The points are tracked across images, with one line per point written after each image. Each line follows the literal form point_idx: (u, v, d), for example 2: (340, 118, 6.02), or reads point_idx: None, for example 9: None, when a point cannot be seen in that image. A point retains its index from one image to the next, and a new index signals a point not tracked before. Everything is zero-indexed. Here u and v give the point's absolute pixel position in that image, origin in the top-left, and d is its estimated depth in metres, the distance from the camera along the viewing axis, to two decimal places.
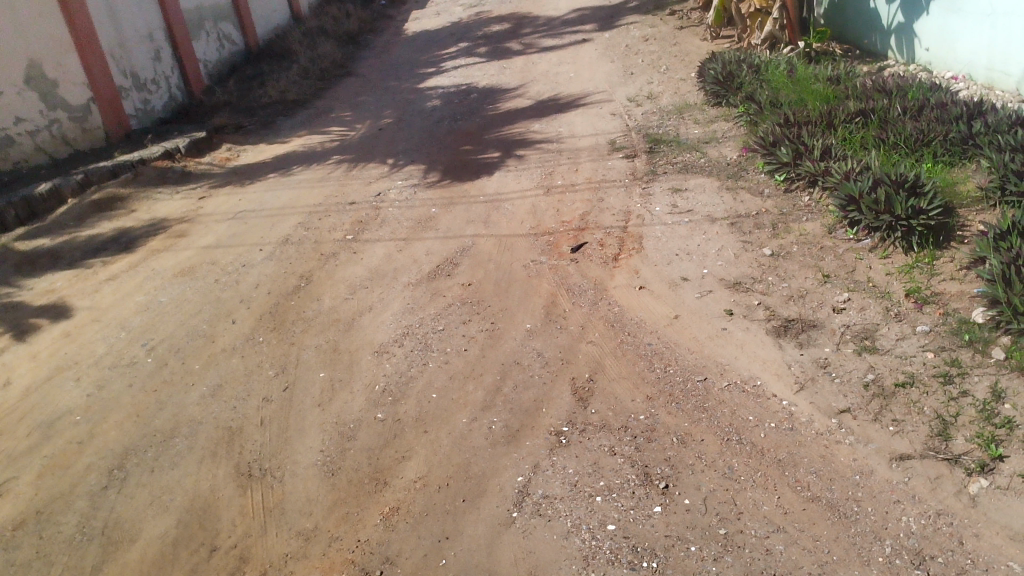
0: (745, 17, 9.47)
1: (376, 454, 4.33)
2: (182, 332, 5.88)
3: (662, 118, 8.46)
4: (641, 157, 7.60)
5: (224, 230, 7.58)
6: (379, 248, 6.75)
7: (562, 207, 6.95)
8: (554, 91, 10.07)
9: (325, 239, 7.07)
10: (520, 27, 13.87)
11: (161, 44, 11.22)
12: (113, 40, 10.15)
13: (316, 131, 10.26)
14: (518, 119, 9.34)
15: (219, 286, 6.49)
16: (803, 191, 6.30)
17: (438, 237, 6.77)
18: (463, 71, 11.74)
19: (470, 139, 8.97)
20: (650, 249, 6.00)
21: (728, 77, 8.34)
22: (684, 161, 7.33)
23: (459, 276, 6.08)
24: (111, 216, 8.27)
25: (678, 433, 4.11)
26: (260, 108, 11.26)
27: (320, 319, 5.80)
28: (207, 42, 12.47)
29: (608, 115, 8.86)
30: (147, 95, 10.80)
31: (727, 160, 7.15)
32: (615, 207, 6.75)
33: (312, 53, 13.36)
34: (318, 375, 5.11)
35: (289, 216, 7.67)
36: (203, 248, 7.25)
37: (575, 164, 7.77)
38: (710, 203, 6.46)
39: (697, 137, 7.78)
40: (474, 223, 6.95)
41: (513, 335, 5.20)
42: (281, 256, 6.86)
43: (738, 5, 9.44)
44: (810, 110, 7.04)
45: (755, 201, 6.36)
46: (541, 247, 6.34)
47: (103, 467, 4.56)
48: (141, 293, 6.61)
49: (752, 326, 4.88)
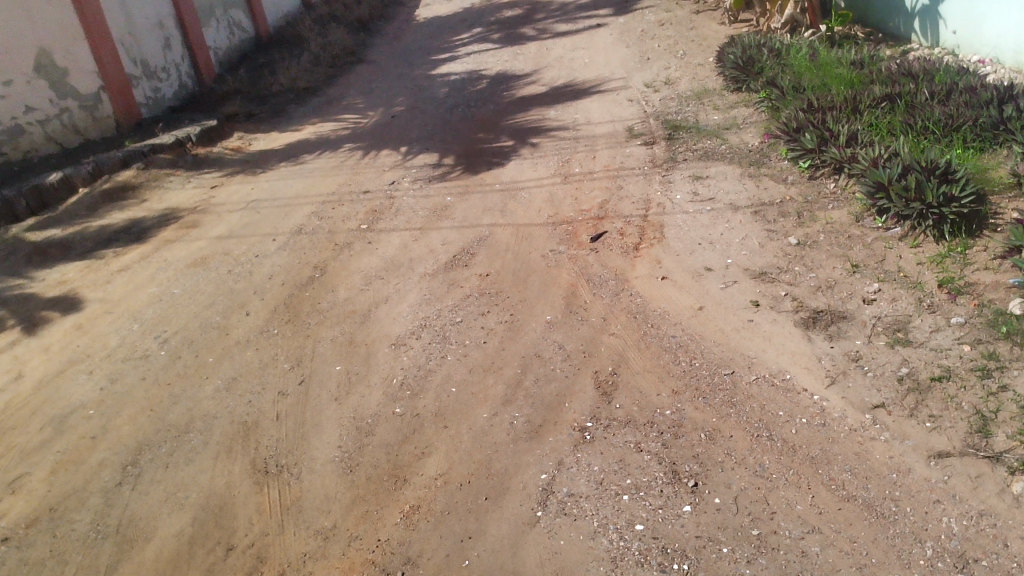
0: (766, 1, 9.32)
1: (395, 450, 4.22)
2: (195, 323, 5.80)
3: (681, 103, 8.30)
4: (660, 144, 7.45)
5: (236, 220, 7.47)
6: (394, 237, 6.64)
7: (580, 196, 6.82)
8: (569, 77, 9.91)
9: (339, 229, 6.96)
10: (533, 12, 13.69)
11: (171, 31, 11.10)
12: (122, 27, 10.05)
13: (327, 119, 10.13)
14: (533, 105, 9.19)
15: (231, 277, 6.40)
16: (828, 178, 6.14)
17: (454, 227, 6.65)
18: (476, 56, 11.58)
19: (485, 126, 8.83)
20: (672, 238, 5.87)
21: (748, 61, 8.18)
22: (704, 148, 7.17)
23: (476, 266, 5.96)
24: (122, 206, 8.19)
25: (706, 429, 3.99)
26: (271, 95, 11.13)
27: (335, 310, 5.69)
28: (217, 29, 12.34)
29: (625, 102, 8.70)
30: (158, 83, 10.70)
31: (748, 146, 6.99)
32: (634, 195, 6.61)
33: (323, 40, 13.22)
34: (334, 368, 5.02)
35: (302, 205, 7.56)
36: (216, 239, 7.16)
37: (592, 152, 7.62)
38: (732, 191, 6.31)
39: (717, 123, 7.62)
40: (490, 212, 6.83)
41: (533, 327, 5.08)
42: (294, 246, 6.76)
43: None
44: (834, 94, 6.86)
45: (779, 188, 6.21)
46: (559, 236, 6.22)
47: (117, 463, 4.48)
48: (153, 284, 6.53)
49: (780, 317, 4.74)
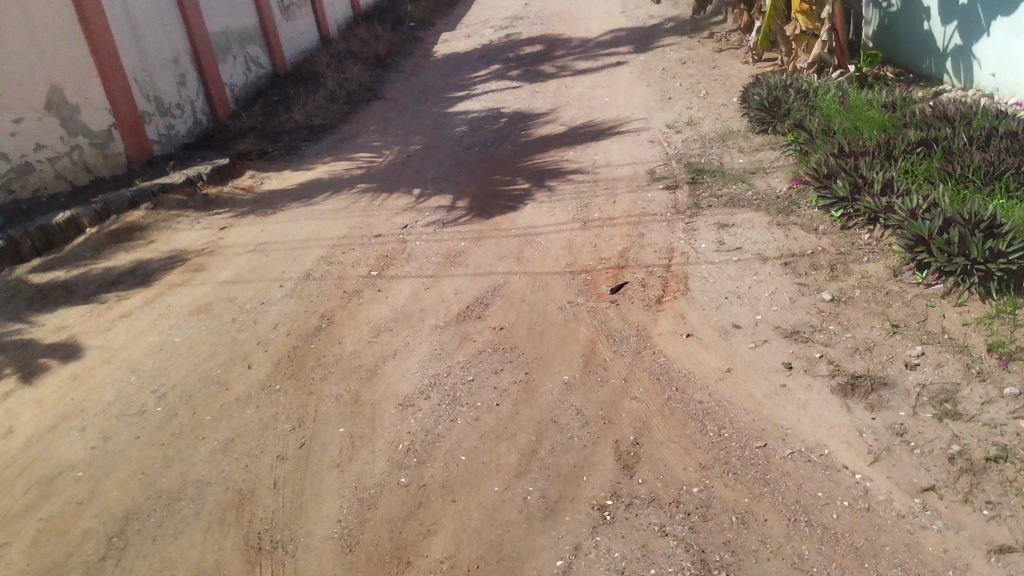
0: (791, 40, 9.11)
1: (399, 527, 3.90)
2: (194, 377, 5.53)
3: (704, 145, 8.03)
4: (683, 189, 7.15)
5: (243, 264, 7.25)
6: (405, 285, 6.37)
7: (600, 242, 6.53)
8: (588, 117, 9.67)
9: (348, 275, 6.70)
10: (552, 48, 13.51)
11: (186, 68, 11.00)
12: (137, 64, 9.94)
13: (342, 158, 9.93)
14: (551, 146, 8.95)
15: (235, 325, 6.14)
16: (862, 228, 5.81)
17: (468, 275, 6.38)
18: (494, 94, 11.39)
19: (501, 167, 8.59)
20: (696, 290, 5.56)
21: (774, 102, 7.91)
22: (729, 193, 6.87)
23: (490, 318, 5.67)
24: (129, 247, 7.99)
25: (737, 511, 3.65)
26: (286, 132, 10.97)
27: (341, 365, 5.40)
28: (233, 65, 12.25)
29: (646, 143, 8.44)
30: (171, 120, 10.57)
31: (776, 192, 6.69)
32: (656, 243, 6.32)
33: (339, 76, 13.10)
34: (337, 431, 4.72)
35: (312, 249, 7.33)
36: (222, 283, 6.92)
37: (612, 196, 7.35)
38: (760, 240, 6.00)
39: (742, 167, 7.33)
40: (506, 259, 6.56)
41: (549, 388, 4.76)
42: (302, 293, 6.51)
43: (784, 27, 9.10)
44: (866, 138, 6.56)
45: (810, 238, 5.90)
46: (578, 287, 5.92)
47: (102, 534, 4.20)
48: (155, 332, 6.28)
49: (815, 382, 4.41)
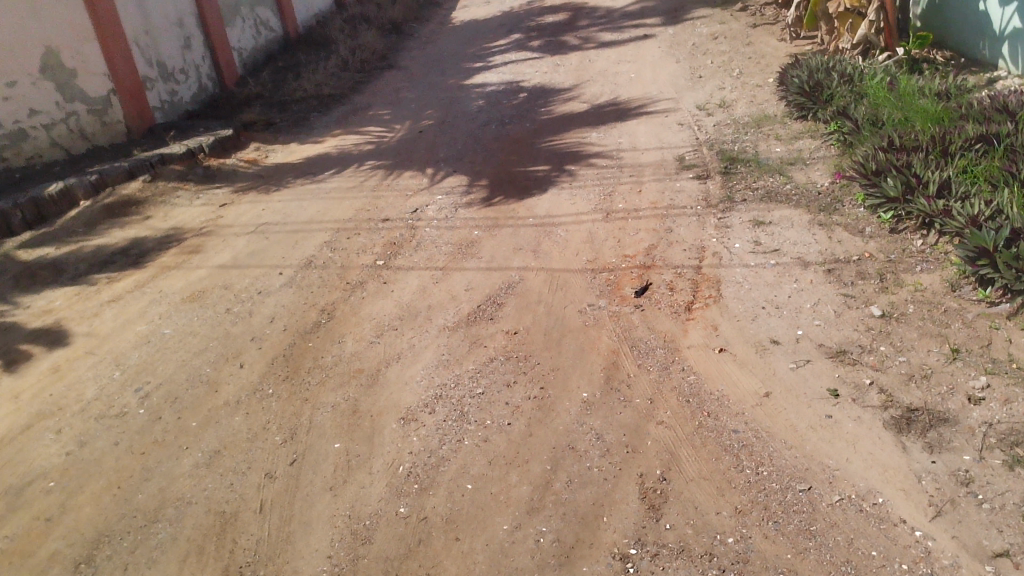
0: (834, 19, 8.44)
1: (396, 568, 3.49)
2: (181, 375, 5.11)
3: (737, 131, 7.48)
4: (714, 179, 6.63)
5: (242, 247, 6.81)
6: (413, 278, 5.92)
7: (623, 237, 6.05)
8: (613, 94, 9.11)
9: (352, 263, 6.25)
10: (576, 18, 12.89)
11: (192, 31, 10.47)
12: (138, 25, 9.42)
13: (351, 130, 9.42)
14: (573, 125, 8.42)
15: (230, 317, 5.72)
16: (913, 233, 5.30)
17: (480, 268, 5.92)
18: (513, 66, 10.82)
19: (519, 147, 8.08)
20: (730, 297, 5.07)
21: (816, 87, 7.34)
22: (766, 186, 6.34)
23: (503, 320, 5.22)
24: (124, 223, 7.56)
25: (779, 570, 3.21)
26: (294, 102, 10.46)
27: (339, 369, 4.97)
28: (242, 28, 11.71)
29: (675, 126, 7.90)
30: (175, 85, 10.07)
31: (817, 187, 6.17)
32: (685, 240, 5.82)
33: (353, 42, 12.55)
34: (332, 446, 4.30)
35: (315, 233, 6.87)
36: (218, 269, 6.49)
37: (638, 184, 6.84)
38: (800, 242, 5.51)
39: (779, 157, 6.80)
40: (521, 252, 6.08)
41: (566, 407, 4.31)
42: (302, 282, 6.07)
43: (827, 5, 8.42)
44: (919, 131, 6.00)
45: (855, 242, 5.39)
46: (599, 287, 5.46)
47: (69, 559, 3.82)
48: (143, 322, 5.86)
49: (865, 415, 3.94)
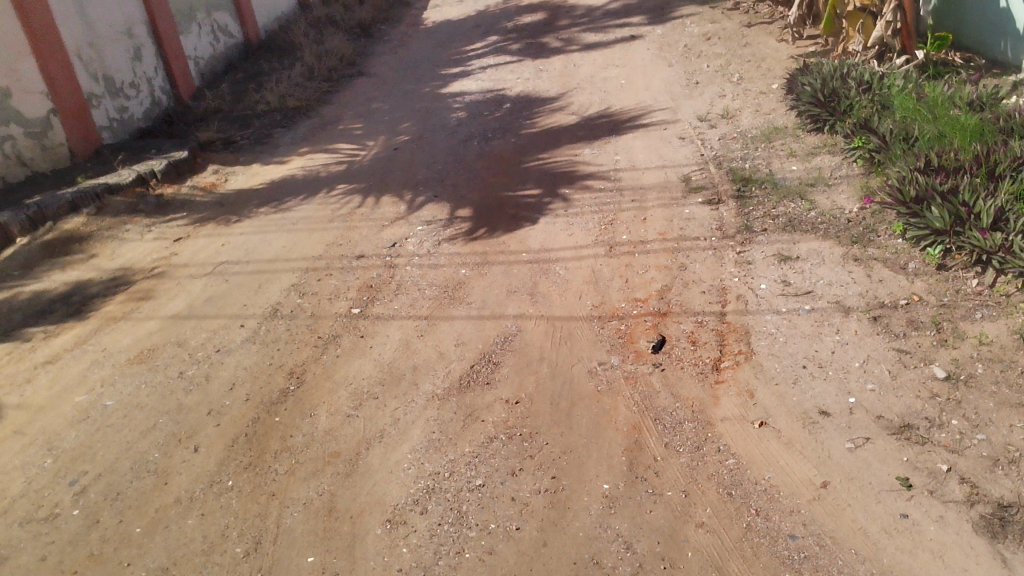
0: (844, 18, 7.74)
1: None
2: (124, 464, 4.34)
3: (746, 146, 6.82)
4: (727, 204, 5.96)
5: (200, 293, 6.04)
6: (394, 330, 5.19)
7: (631, 276, 5.36)
8: (604, 104, 8.40)
9: (325, 312, 5.51)
10: (556, 17, 12.16)
11: (142, 40, 9.61)
12: (80, 37, 8.55)
13: (319, 148, 8.63)
14: (562, 140, 7.71)
15: (184, 384, 4.95)
16: (965, 271, 4.65)
17: (470, 316, 5.20)
18: (493, 72, 10.08)
19: (505, 167, 7.36)
20: (763, 353, 4.39)
21: (831, 95, 6.67)
22: (786, 212, 5.67)
23: (501, 385, 4.50)
24: (66, 264, 6.73)
25: None
26: (257, 117, 9.65)
27: (311, 452, 4.23)
28: (197, 36, 10.85)
29: (675, 140, 7.22)
30: (124, 101, 9.21)
31: (845, 213, 5.50)
32: (703, 280, 5.14)
33: (318, 48, 11.73)
34: (304, 561, 3.57)
35: (282, 274, 6.11)
36: (172, 321, 5.71)
37: (641, 210, 6.17)
38: (835, 282, 4.85)
39: (797, 177, 6.13)
40: (517, 295, 5.38)
41: (585, 504, 3.62)
42: (267, 337, 5.32)
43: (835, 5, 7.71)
44: (959, 149, 5.34)
45: (899, 280, 4.74)
46: (608, 341, 4.76)
47: None
48: (82, 389, 5.07)
49: (948, 514, 3.28)
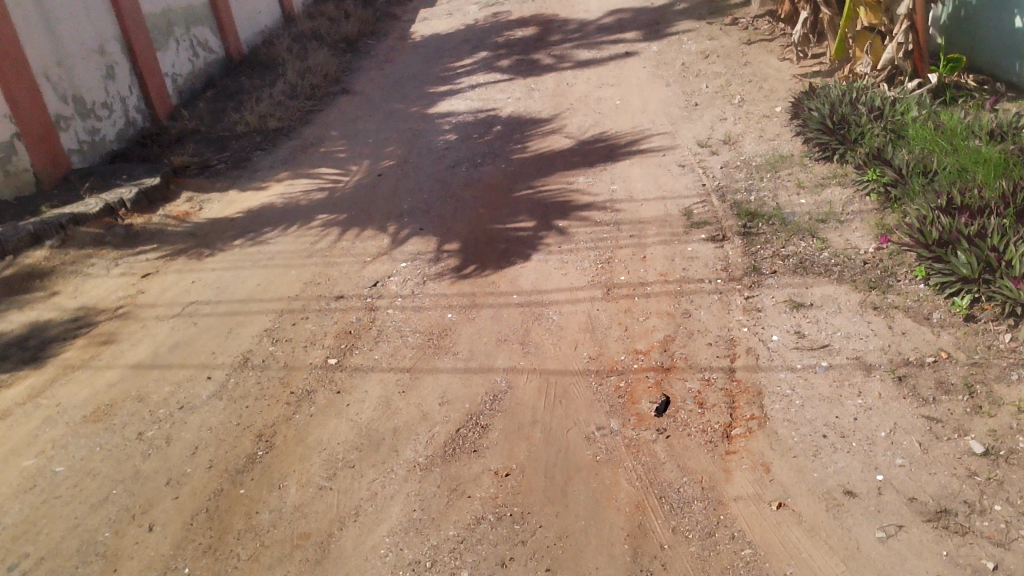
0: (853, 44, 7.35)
1: None
2: (71, 546, 3.90)
3: (750, 175, 6.42)
4: (733, 242, 5.55)
5: (166, 338, 5.60)
6: (373, 385, 4.76)
7: (631, 324, 4.96)
8: (599, 126, 8.01)
9: (299, 362, 5.08)
10: (548, 32, 11.77)
11: (115, 58, 9.16)
12: (48, 55, 8.09)
13: (299, 173, 8.20)
14: (556, 166, 7.31)
15: (143, 447, 4.51)
16: (997, 325, 4.25)
17: (457, 370, 4.78)
18: (482, 91, 9.68)
19: (495, 196, 6.95)
20: (779, 418, 3.98)
21: (840, 122, 6.29)
22: (797, 252, 5.27)
23: (490, 453, 4.08)
24: (25, 302, 6.28)
25: None
26: (235, 138, 9.22)
27: (279, 533, 3.80)
28: (175, 52, 10.41)
29: (675, 168, 6.82)
30: (95, 122, 8.75)
31: (860, 254, 5.11)
32: (709, 330, 4.74)
33: (302, 64, 11.31)
34: None
35: (255, 317, 5.68)
36: (134, 371, 5.27)
37: (640, 247, 5.76)
38: (854, 333, 4.45)
39: (806, 211, 5.74)
40: (508, 345, 4.96)
41: None
42: (236, 391, 4.89)
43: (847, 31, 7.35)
44: (984, 184, 4.94)
45: (924, 333, 4.33)
46: (607, 401, 4.35)
47: None
48: (31, 452, 4.62)
49: None
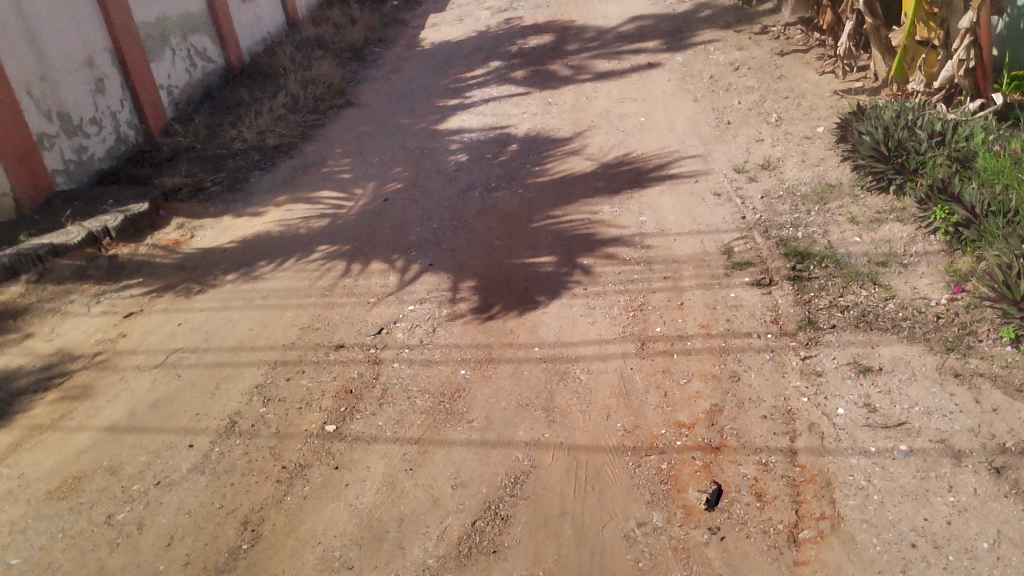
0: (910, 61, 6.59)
1: None
2: None
3: (795, 207, 5.80)
4: (782, 287, 4.93)
5: (146, 393, 5.00)
6: (376, 460, 4.16)
7: (670, 387, 4.34)
8: (623, 147, 7.39)
9: (294, 428, 4.48)
10: (564, 40, 11.16)
11: (105, 70, 8.56)
12: (31, 69, 7.48)
13: (299, 196, 7.61)
14: (578, 192, 6.70)
15: (112, 537, 3.91)
16: None
17: (473, 443, 4.18)
18: (495, 105, 9.07)
19: (512, 226, 6.34)
20: (856, 519, 3.36)
21: (898, 148, 5.64)
22: (857, 302, 4.65)
23: (512, 556, 3.47)
24: None
25: None
26: (232, 157, 8.63)
27: None
28: (170, 62, 9.82)
29: (710, 196, 6.20)
30: (83, 140, 8.14)
31: (932, 306, 4.48)
32: (762, 398, 4.12)
33: (305, 75, 10.72)
34: None
35: (246, 370, 5.08)
36: (108, 435, 4.66)
37: (675, 291, 5.15)
38: (936, 408, 3.82)
39: (864, 252, 5.11)
40: (530, 410, 4.35)
41: None
42: (221, 465, 4.29)
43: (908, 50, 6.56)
44: None
45: (1019, 410, 3.70)
46: (649, 488, 3.73)
47: None
48: None
49: None
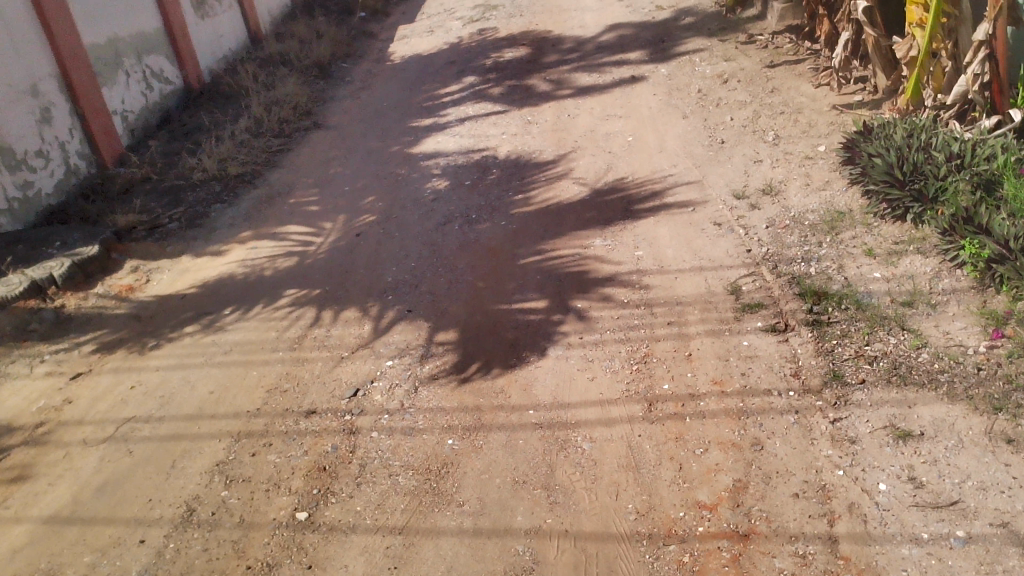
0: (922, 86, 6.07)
1: None
2: None
3: (805, 238, 5.34)
4: (801, 334, 4.47)
5: (93, 475, 4.42)
6: (354, 556, 3.63)
7: (686, 458, 3.85)
8: (612, 171, 6.91)
9: (260, 517, 3.94)
10: (541, 52, 10.67)
11: (52, 98, 7.92)
12: None
13: (264, 231, 7.05)
14: (566, 223, 6.21)
15: None
16: None
17: (465, 532, 3.66)
18: (472, 125, 8.56)
19: (496, 264, 5.83)
20: None
21: (914, 172, 5.20)
22: (885, 351, 4.20)
23: None
24: None
25: None
26: (191, 189, 8.05)
27: None
28: (124, 86, 9.20)
29: (709, 227, 5.73)
30: (28, 175, 7.51)
31: (971, 355, 4.03)
32: (793, 472, 3.64)
33: (269, 95, 10.15)
34: None
35: (206, 443, 4.52)
36: (49, 528, 4.09)
37: (682, 339, 4.67)
38: (992, 484, 3.36)
39: (886, 290, 4.66)
40: (528, 489, 3.84)
41: None
42: (176, 566, 3.74)
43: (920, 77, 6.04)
44: None
45: None
46: None
47: None
48: None
49: None
